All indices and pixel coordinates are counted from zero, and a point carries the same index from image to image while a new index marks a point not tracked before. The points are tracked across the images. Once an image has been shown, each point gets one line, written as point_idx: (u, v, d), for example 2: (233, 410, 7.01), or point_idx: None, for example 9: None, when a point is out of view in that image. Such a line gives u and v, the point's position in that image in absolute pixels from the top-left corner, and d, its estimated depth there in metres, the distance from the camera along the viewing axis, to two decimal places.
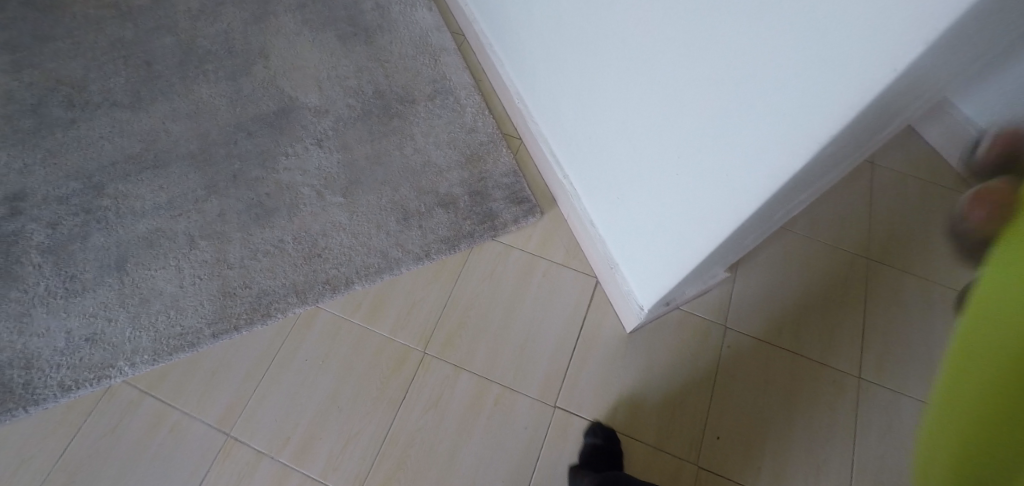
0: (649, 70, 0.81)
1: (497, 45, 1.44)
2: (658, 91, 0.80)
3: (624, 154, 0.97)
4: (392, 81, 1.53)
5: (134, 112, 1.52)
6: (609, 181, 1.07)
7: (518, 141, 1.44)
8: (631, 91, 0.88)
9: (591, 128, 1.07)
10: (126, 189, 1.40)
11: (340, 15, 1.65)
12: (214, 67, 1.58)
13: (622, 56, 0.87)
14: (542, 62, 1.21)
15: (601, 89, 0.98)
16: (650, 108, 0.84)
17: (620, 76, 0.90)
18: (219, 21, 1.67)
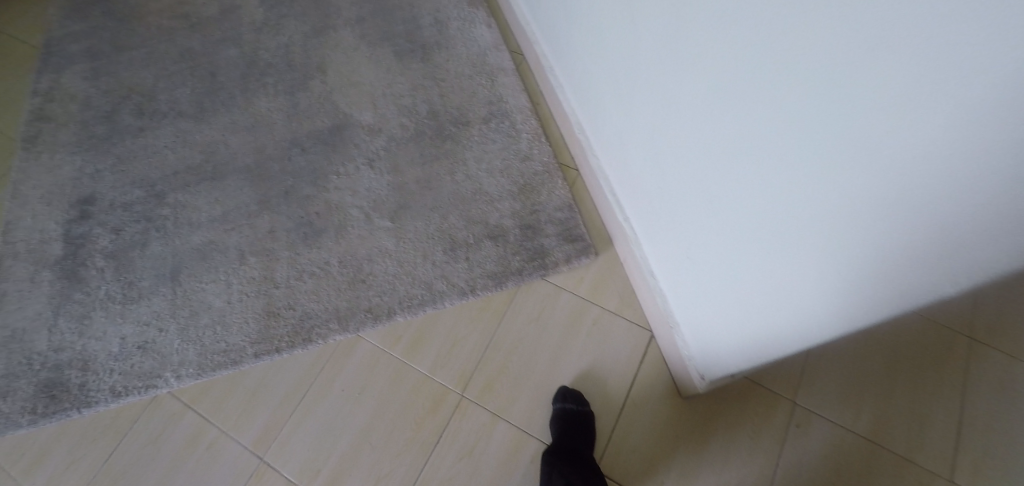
0: (722, 125, 0.75)
1: (559, 71, 1.39)
2: (734, 148, 0.74)
3: (692, 206, 0.91)
4: (447, 101, 1.50)
5: (197, 122, 1.56)
6: (675, 229, 1.00)
7: (575, 173, 1.37)
8: (700, 143, 0.82)
9: (655, 172, 1.01)
10: (185, 200, 1.43)
11: (398, 30, 1.63)
12: (274, 80, 1.60)
13: (691, 106, 0.82)
14: (604, 96, 1.16)
15: (666, 135, 0.93)
16: (723, 167, 0.78)
17: (689, 126, 0.84)
18: (282, 34, 1.69)
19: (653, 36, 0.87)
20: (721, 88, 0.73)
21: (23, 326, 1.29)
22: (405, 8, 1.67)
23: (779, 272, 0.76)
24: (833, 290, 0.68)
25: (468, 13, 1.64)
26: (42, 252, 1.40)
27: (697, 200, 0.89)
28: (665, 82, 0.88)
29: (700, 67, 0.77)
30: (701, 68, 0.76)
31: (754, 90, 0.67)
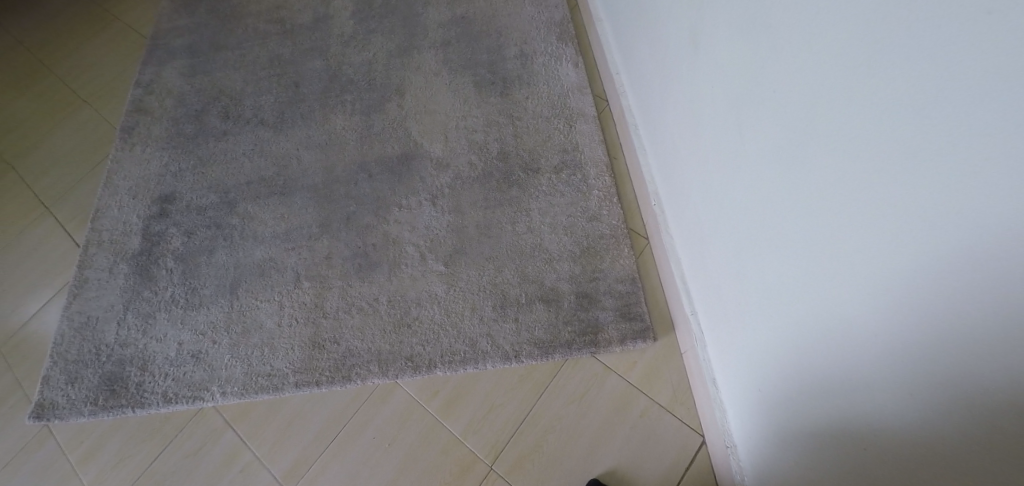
0: (799, 221, 0.76)
1: (645, 135, 1.34)
2: (812, 248, 0.75)
3: (758, 290, 0.90)
4: (520, 143, 1.44)
5: (276, 133, 1.58)
6: (734, 308, 0.99)
7: (643, 242, 1.31)
8: (772, 232, 0.83)
9: (721, 246, 1.01)
10: (253, 211, 1.46)
11: (482, 59, 1.59)
12: (353, 98, 1.60)
13: (766, 193, 0.84)
14: (671, 161, 1.18)
15: (735, 214, 0.94)
16: (796, 261, 0.79)
17: (762, 213, 0.86)
18: (367, 49, 1.68)
19: (731, 118, 0.91)
20: (800, 185, 0.75)
21: (97, 315, 1.34)
22: (492, 36, 1.63)
23: (846, 386, 0.73)
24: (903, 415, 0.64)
25: (556, 48, 1.58)
26: (122, 243, 1.46)
27: (764, 285, 0.88)
28: (739, 165, 0.91)
29: (779, 163, 0.79)
30: (779, 163, 0.79)
31: (839, 199, 0.68)
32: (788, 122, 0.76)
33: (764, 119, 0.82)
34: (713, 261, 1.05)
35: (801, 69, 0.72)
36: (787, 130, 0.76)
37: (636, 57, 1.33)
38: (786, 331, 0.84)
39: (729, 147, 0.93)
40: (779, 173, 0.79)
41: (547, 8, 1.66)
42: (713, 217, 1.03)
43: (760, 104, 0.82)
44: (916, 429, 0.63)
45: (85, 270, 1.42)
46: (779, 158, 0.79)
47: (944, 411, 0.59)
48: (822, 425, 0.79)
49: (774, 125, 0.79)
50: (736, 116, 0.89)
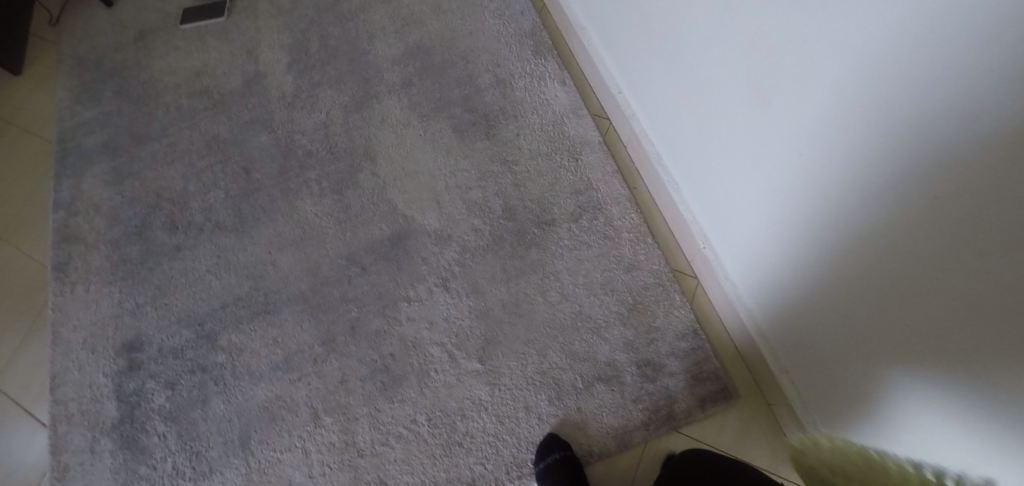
0: (878, 235, 0.71)
1: (670, 162, 1.17)
2: (898, 263, 0.69)
3: (831, 305, 0.84)
4: (524, 193, 1.25)
5: (238, 237, 1.32)
6: (799, 321, 0.93)
7: (693, 282, 1.17)
8: (844, 247, 0.78)
9: (772, 259, 0.95)
10: (240, 341, 1.24)
11: (454, 96, 1.37)
12: (317, 175, 1.35)
13: (825, 204, 0.78)
14: (689, 175, 1.11)
15: (784, 225, 0.89)
16: (876, 277, 0.74)
17: (824, 224, 0.80)
18: (318, 109, 1.41)
19: (754, 128, 0.87)
20: (873, 198, 0.70)
21: None
22: (458, 64, 1.40)
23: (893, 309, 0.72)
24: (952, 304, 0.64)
25: (536, 66, 1.36)
26: (95, 414, 1.23)
27: (840, 302, 0.82)
28: (776, 175, 0.86)
29: (838, 175, 0.75)
30: (840, 174, 0.74)
31: (928, 216, 0.63)
32: (837, 133, 0.72)
33: (800, 126, 0.78)
34: (761, 268, 0.99)
35: (838, 81, 0.70)
36: (838, 140, 0.73)
37: (641, 72, 1.16)
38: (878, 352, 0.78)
39: (760, 157, 0.88)
40: (839, 185, 0.75)
41: (513, 18, 1.43)
42: (754, 228, 0.97)
43: (789, 112, 0.79)
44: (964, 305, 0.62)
45: (61, 457, 1.19)
46: (836, 168, 0.74)
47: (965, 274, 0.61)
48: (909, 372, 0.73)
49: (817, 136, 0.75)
50: (760, 127, 0.86)
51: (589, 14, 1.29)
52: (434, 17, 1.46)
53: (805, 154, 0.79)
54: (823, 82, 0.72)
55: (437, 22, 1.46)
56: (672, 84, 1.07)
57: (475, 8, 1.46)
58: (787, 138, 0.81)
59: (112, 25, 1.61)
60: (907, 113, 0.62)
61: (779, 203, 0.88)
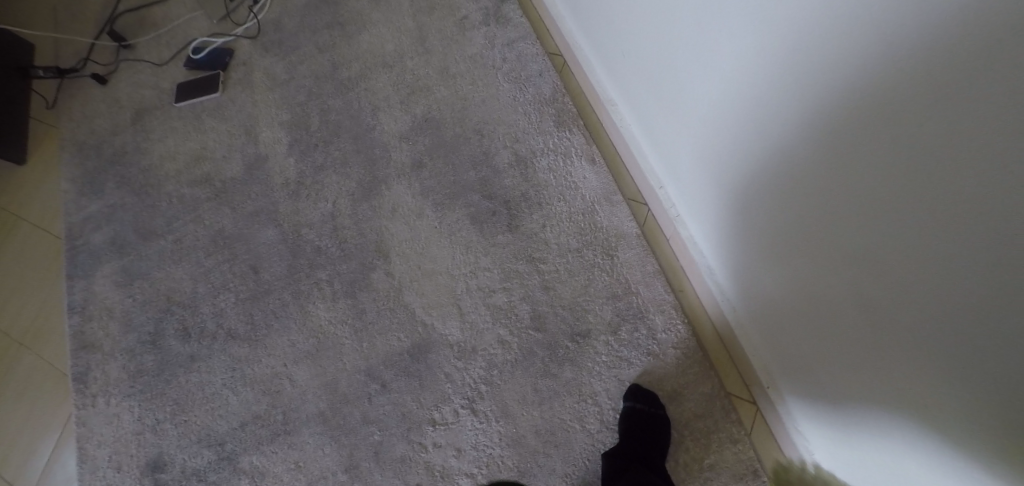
0: (898, 290, 0.64)
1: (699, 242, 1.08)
2: (917, 313, 0.62)
3: (847, 353, 0.77)
4: (554, 297, 1.13)
5: (253, 348, 1.22)
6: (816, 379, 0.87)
7: (751, 408, 1.04)
8: (860, 306, 0.71)
9: (790, 314, 0.87)
10: (262, 465, 1.14)
11: (470, 180, 1.23)
12: (328, 275, 1.24)
13: (843, 258, 0.71)
14: (703, 221, 1.03)
15: (802, 280, 0.81)
16: (897, 334, 0.66)
17: (840, 280, 0.73)
18: (325, 198, 1.30)
19: (755, 169, 0.82)
20: (881, 248, 0.64)
21: None
22: (471, 139, 1.25)
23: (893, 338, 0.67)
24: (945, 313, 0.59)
25: (559, 141, 1.20)
26: None
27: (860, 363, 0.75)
28: (787, 220, 0.79)
29: (849, 223, 0.67)
30: (849, 222, 0.67)
31: (943, 260, 0.57)
32: (835, 178, 0.67)
33: (801, 167, 0.72)
34: (774, 317, 0.92)
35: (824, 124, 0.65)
36: (838, 183, 0.67)
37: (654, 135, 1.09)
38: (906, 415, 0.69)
39: (767, 202, 0.82)
40: (847, 234, 0.68)
41: (529, 80, 1.26)
42: (763, 266, 0.89)
43: (786, 149, 0.73)
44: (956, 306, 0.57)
45: None
46: (843, 216, 0.68)
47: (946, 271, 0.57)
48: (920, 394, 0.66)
49: (818, 180, 0.70)
50: (760, 167, 0.80)
51: (622, 91, 1.14)
52: (442, 83, 1.32)
53: (810, 195, 0.72)
54: (812, 122, 0.67)
55: (445, 88, 1.31)
56: (667, 124, 1.02)
57: (486, 70, 1.29)
58: (789, 179, 0.75)
59: (109, 104, 1.53)
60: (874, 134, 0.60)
61: (794, 253, 0.80)
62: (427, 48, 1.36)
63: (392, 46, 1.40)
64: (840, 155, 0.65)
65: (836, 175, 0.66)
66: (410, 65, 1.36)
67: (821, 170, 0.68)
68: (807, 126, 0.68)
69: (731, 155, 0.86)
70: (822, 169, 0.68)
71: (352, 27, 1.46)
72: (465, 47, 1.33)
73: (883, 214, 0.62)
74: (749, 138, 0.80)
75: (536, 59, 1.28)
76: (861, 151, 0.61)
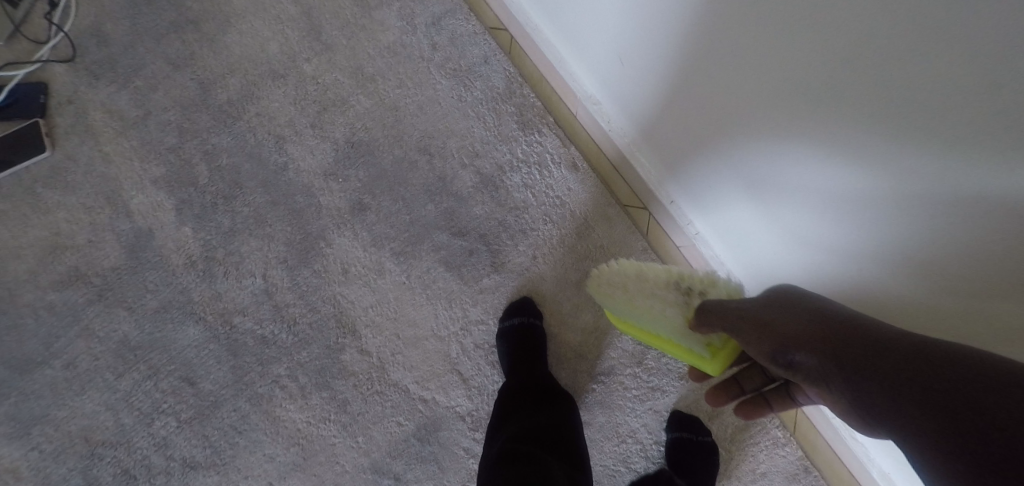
0: (927, 206, 0.52)
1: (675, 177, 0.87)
2: (959, 228, 0.51)
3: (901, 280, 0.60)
4: (566, 338, 0.96)
5: (222, 475, 1.00)
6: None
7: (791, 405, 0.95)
8: (893, 223, 0.56)
9: (792, 263, 0.74)
10: None
11: (431, 215, 0.97)
12: (288, 368, 1.01)
13: (856, 188, 0.57)
14: (673, 166, 0.86)
15: (804, 222, 0.67)
16: (938, 259, 0.54)
17: (850, 200, 0.59)
18: (250, 272, 1.02)
19: (711, 88, 0.67)
20: (886, 132, 0.51)
21: None
22: (419, 161, 0.98)
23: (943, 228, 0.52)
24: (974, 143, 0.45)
25: (530, 147, 0.98)
26: None
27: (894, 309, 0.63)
28: (773, 153, 0.65)
29: (853, 143, 0.55)
30: (854, 141, 0.54)
31: (964, 124, 0.45)
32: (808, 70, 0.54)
33: (762, 67, 0.59)
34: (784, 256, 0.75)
35: (797, 23, 0.53)
36: (832, 96, 0.54)
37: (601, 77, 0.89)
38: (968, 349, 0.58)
39: (743, 133, 0.67)
40: (852, 155, 0.55)
41: (474, 72, 1.00)
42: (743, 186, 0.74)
43: (755, 62, 0.59)
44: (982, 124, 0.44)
45: None
46: (843, 136, 0.55)
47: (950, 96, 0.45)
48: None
49: (803, 98, 0.56)
50: (726, 92, 0.66)
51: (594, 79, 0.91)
52: (360, 90, 1.01)
53: (795, 116, 0.59)
54: (778, 29, 0.55)
55: (366, 96, 1.01)
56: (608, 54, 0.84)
57: (415, 64, 1.00)
58: (766, 100, 0.61)
59: None
60: None
61: (789, 191, 0.66)
62: (326, 43, 1.03)
63: (277, 45, 1.04)
64: (826, 57, 0.52)
65: (826, 84, 0.53)
66: (310, 70, 1.03)
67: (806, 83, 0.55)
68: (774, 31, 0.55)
69: (686, 77, 0.70)
70: (808, 84, 0.55)
71: (210, 24, 1.06)
72: (376, 35, 1.02)
73: (898, 120, 0.49)
74: (703, 53, 0.65)
75: (476, 40, 1.01)
76: (852, 46, 0.49)
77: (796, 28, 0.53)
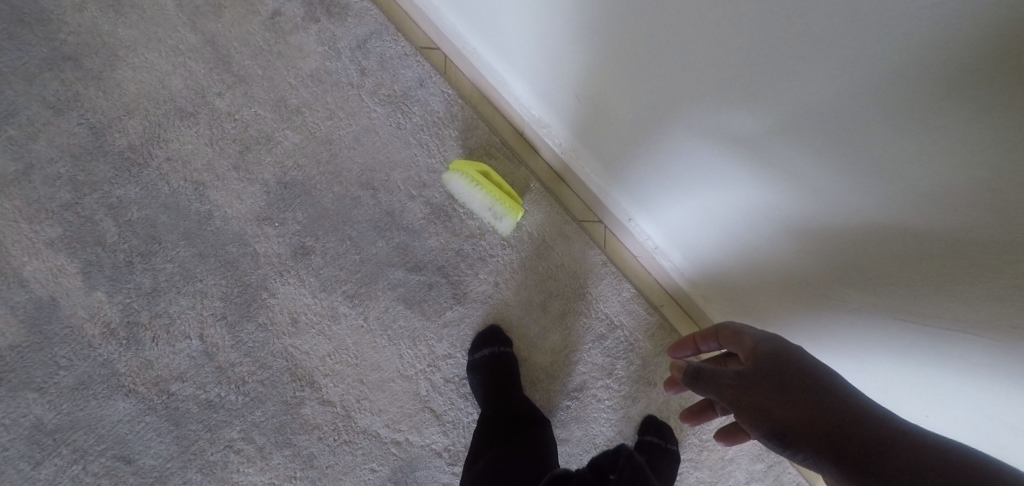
0: (811, 203, 0.57)
1: (600, 174, 0.89)
2: (915, 201, 0.48)
3: (794, 248, 0.65)
4: (535, 359, 0.96)
5: None
6: (799, 311, 0.73)
7: None
8: (775, 202, 0.61)
9: (748, 246, 0.72)
10: None
11: (383, 252, 0.94)
12: (241, 432, 0.90)
13: (803, 171, 0.55)
14: (612, 160, 0.84)
15: (711, 206, 0.72)
16: (846, 253, 0.59)
17: (739, 185, 0.64)
18: (183, 333, 0.90)
19: (608, 88, 0.71)
20: (750, 125, 0.56)
21: None
22: (363, 197, 0.94)
23: (810, 206, 0.58)
24: (811, 129, 0.51)
25: None
26: None
27: (856, 281, 0.61)
28: (711, 139, 0.62)
29: (794, 129, 0.52)
30: (777, 148, 0.56)
31: (810, 113, 0.50)
32: (678, 77, 0.59)
33: (643, 72, 0.63)
34: (696, 234, 0.80)
35: (718, 18, 0.50)
36: (763, 84, 0.52)
37: (526, 75, 0.85)
38: (936, 313, 0.56)
39: (677, 121, 0.65)
40: (767, 166, 0.58)
41: (410, 97, 0.96)
42: (654, 176, 0.77)
43: (679, 52, 0.57)
44: (812, 115, 0.50)
45: None
46: (766, 148, 0.57)
47: (789, 98, 0.50)
48: (873, 230, 0.54)
49: (736, 87, 0.54)
50: (653, 90, 0.64)
51: (530, 94, 0.88)
52: (286, 125, 0.94)
53: (730, 102, 0.56)
54: (698, 22, 0.52)
55: (294, 131, 0.94)
56: (530, 54, 0.80)
57: (344, 92, 0.95)
58: (696, 88, 0.58)
59: None
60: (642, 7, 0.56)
61: (727, 183, 0.66)
62: (238, 74, 0.94)
63: (180, 80, 0.93)
64: (752, 48, 0.50)
65: (728, 113, 0.57)
66: (224, 106, 0.93)
67: (735, 73, 0.53)
68: (693, 22, 0.53)
69: (608, 91, 0.71)
70: (737, 73, 0.53)
71: (94, 59, 0.92)
72: (296, 63, 0.95)
73: (825, 115, 0.49)
74: (624, 46, 0.63)
75: (408, 62, 0.97)
76: (776, 38, 0.47)
77: (660, 41, 0.58)
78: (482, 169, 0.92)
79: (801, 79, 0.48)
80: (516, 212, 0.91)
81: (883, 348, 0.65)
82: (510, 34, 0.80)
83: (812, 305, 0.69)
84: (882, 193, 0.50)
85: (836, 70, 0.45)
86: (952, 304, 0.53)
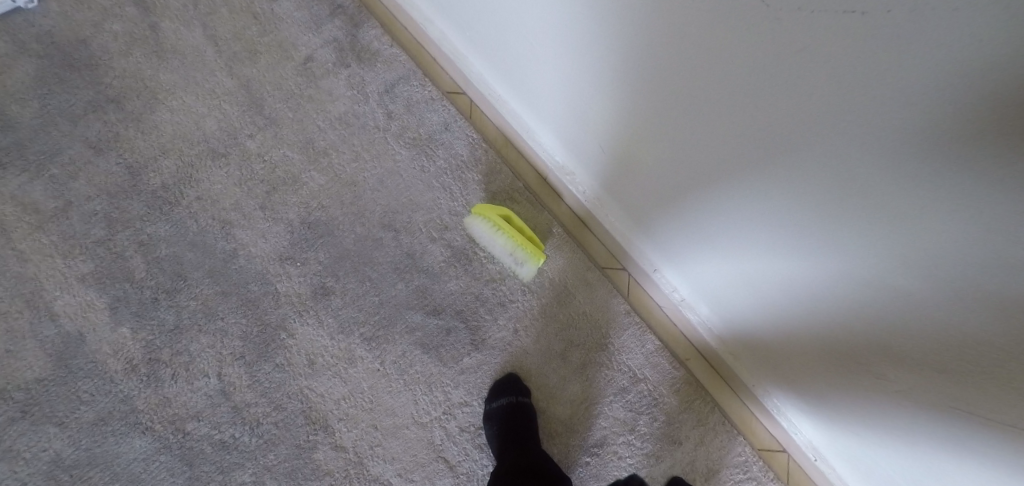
0: (847, 270, 0.55)
1: (626, 223, 0.87)
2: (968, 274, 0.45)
3: (828, 316, 0.61)
4: (554, 409, 0.92)
5: None
6: (835, 381, 0.68)
7: (784, 457, 0.90)
8: (807, 267, 0.59)
9: (781, 310, 0.68)
10: None
11: (402, 294, 0.93)
12: (252, 476, 0.88)
13: (846, 237, 0.52)
14: (637, 211, 0.82)
15: (742, 267, 0.69)
16: (883, 325, 0.55)
17: (771, 249, 0.62)
18: (202, 371, 0.90)
19: (634, 145, 0.70)
20: (779, 191, 0.54)
21: None
22: (385, 239, 0.94)
23: (848, 274, 0.55)
24: (845, 198, 0.49)
25: None
26: None
27: (902, 357, 0.56)
28: (743, 199, 0.60)
29: (831, 196, 0.50)
30: (807, 213, 0.54)
31: (841, 183, 0.48)
32: (704, 138, 0.59)
33: (669, 132, 0.63)
34: (726, 292, 0.77)
35: (754, 80, 0.48)
36: (796, 150, 0.50)
37: (551, 123, 0.85)
38: (991, 395, 0.51)
39: (707, 178, 0.63)
40: (798, 231, 0.56)
41: (434, 140, 0.97)
42: (681, 231, 0.75)
43: (712, 111, 0.55)
44: (846, 184, 0.48)
45: None
46: (796, 214, 0.55)
47: (818, 167, 0.49)
48: (917, 304, 0.50)
49: (766, 149, 0.53)
50: (679, 149, 0.63)
51: (554, 142, 0.88)
52: (312, 167, 0.96)
53: (762, 165, 0.54)
54: (732, 83, 0.51)
55: (320, 173, 0.95)
56: (555, 104, 0.80)
57: (370, 135, 0.97)
58: (730, 147, 0.56)
59: None
60: (665, 74, 0.57)
61: (757, 246, 0.63)
62: (270, 117, 0.97)
63: (214, 122, 0.96)
64: (789, 110, 0.48)
65: (755, 178, 0.56)
66: (254, 147, 0.96)
67: (771, 134, 0.51)
68: (718, 88, 0.52)
69: (634, 146, 0.71)
70: (768, 137, 0.51)
71: (135, 102, 0.96)
72: (326, 107, 0.98)
73: (857, 186, 0.47)
74: (652, 105, 0.62)
75: (433, 106, 0.98)
76: (811, 103, 0.45)
77: (686, 105, 0.58)
78: (504, 213, 0.90)
79: (830, 147, 0.47)
80: (537, 258, 0.89)
81: (930, 427, 0.60)
82: (536, 85, 0.81)
83: (850, 376, 0.65)
84: (928, 266, 0.47)
85: (868, 143, 0.44)
86: (1011, 389, 0.49)
